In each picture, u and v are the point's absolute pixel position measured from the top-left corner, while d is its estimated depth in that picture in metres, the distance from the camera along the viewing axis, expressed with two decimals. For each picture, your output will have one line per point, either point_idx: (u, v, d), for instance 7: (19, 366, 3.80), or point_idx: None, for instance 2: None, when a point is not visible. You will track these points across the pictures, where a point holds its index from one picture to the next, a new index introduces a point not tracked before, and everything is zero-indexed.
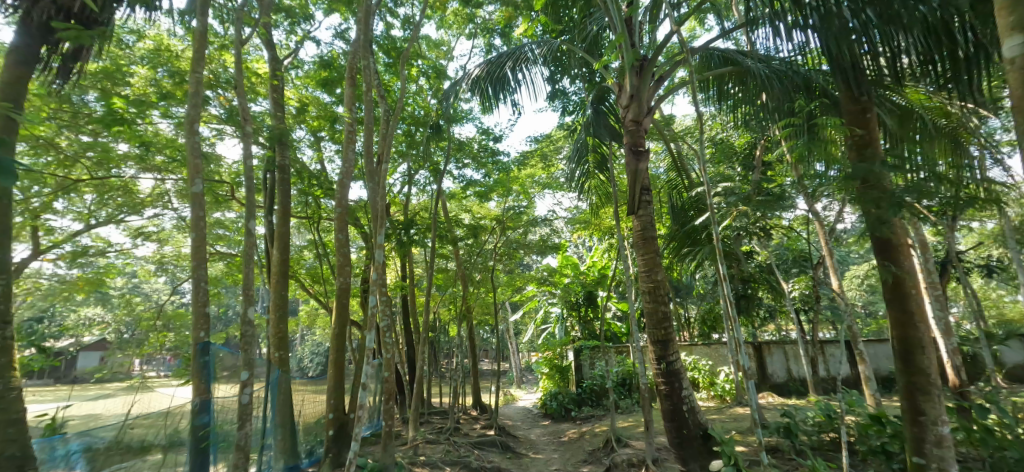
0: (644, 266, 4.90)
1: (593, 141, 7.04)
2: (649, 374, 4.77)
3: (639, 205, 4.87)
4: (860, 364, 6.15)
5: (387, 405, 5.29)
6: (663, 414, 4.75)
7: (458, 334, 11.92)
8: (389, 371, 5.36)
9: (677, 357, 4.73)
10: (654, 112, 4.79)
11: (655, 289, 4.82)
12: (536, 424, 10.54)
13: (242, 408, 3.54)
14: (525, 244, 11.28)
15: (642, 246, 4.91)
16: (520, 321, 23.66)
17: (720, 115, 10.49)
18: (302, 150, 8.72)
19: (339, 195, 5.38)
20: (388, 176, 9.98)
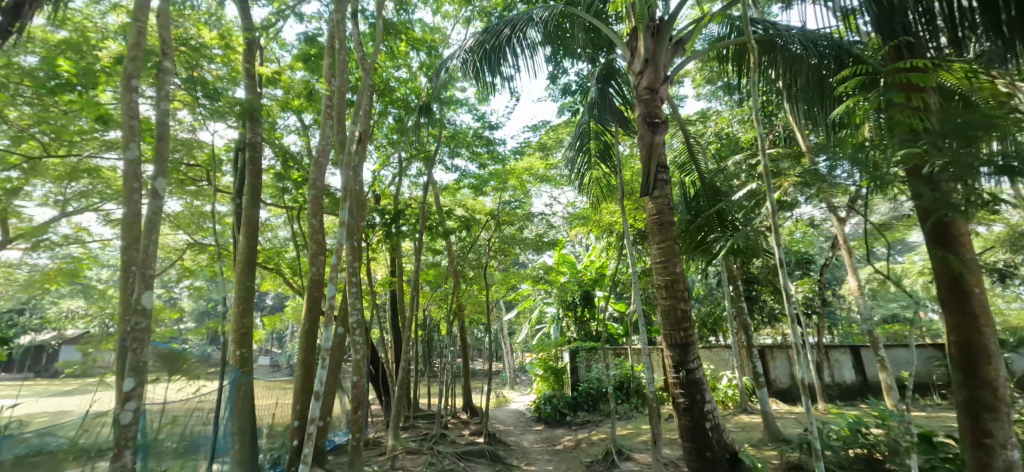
0: (660, 257, 4.40)
1: (596, 126, 6.54)
2: (666, 384, 4.25)
3: (655, 185, 4.38)
4: (881, 371, 5.66)
5: (358, 414, 4.75)
6: (682, 432, 4.24)
7: (449, 333, 11.41)
8: (359, 374, 4.80)
9: (698, 362, 4.23)
10: (672, 79, 4.30)
11: (674, 282, 4.32)
12: (529, 429, 10.01)
13: (122, 430, 2.86)
14: (521, 240, 10.79)
15: (659, 233, 4.40)
16: (514, 322, 23.23)
17: (727, 109, 10.03)
18: (286, 135, 8.21)
19: (314, 176, 4.84)
20: (378, 165, 9.47)
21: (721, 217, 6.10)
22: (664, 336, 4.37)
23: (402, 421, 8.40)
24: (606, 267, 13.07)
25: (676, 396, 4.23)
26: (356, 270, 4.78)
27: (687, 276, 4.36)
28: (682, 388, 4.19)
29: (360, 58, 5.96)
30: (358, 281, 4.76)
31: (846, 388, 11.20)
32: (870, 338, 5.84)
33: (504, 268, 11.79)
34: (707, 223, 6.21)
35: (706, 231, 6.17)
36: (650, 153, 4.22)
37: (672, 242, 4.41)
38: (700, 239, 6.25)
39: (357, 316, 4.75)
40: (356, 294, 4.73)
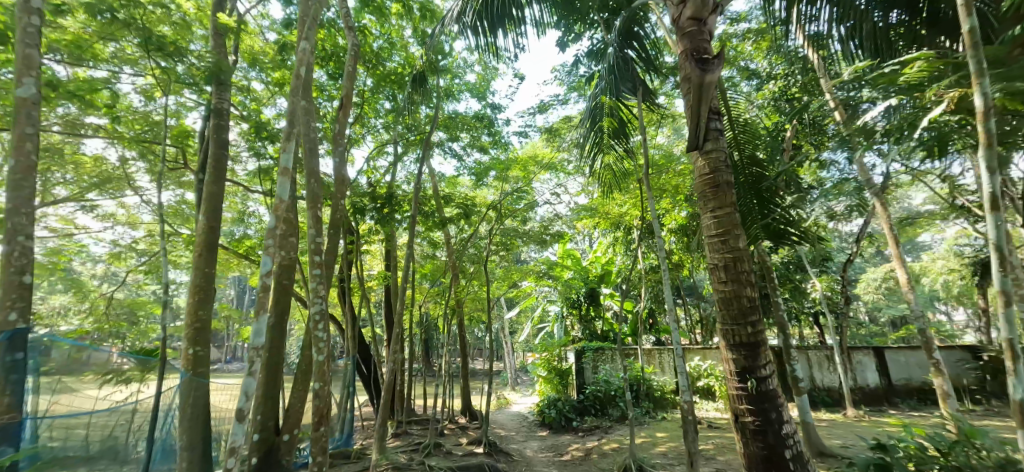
0: (717, 230, 3.52)
1: (610, 102, 5.89)
2: (733, 397, 3.29)
3: (707, 134, 3.61)
4: (936, 377, 4.96)
5: (318, 429, 4.06)
6: (747, 461, 3.29)
7: (448, 331, 10.76)
8: (320, 382, 4.11)
9: (770, 369, 3.30)
10: (721, 10, 3.70)
11: (735, 263, 3.43)
12: (531, 435, 9.31)
13: None
14: (524, 232, 10.13)
15: (715, 196, 3.56)
16: (516, 321, 22.66)
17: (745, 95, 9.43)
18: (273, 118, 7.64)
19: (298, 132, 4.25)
20: (372, 150, 8.82)
21: (764, 199, 5.55)
22: (723, 333, 3.45)
23: (394, 428, 7.72)
24: (613, 263, 12.52)
25: (743, 413, 3.28)
26: (322, 248, 4.22)
27: (751, 257, 3.48)
28: (750, 400, 3.26)
29: (345, 21, 5.31)
30: (323, 263, 4.16)
31: (871, 392, 10.49)
32: (923, 339, 5.18)
33: (507, 263, 11.11)
34: (749, 206, 5.62)
35: (749, 218, 5.60)
36: (701, 94, 3.50)
37: (734, 214, 3.54)
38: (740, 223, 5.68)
39: (321, 306, 4.08)
40: (322, 280, 4.09)
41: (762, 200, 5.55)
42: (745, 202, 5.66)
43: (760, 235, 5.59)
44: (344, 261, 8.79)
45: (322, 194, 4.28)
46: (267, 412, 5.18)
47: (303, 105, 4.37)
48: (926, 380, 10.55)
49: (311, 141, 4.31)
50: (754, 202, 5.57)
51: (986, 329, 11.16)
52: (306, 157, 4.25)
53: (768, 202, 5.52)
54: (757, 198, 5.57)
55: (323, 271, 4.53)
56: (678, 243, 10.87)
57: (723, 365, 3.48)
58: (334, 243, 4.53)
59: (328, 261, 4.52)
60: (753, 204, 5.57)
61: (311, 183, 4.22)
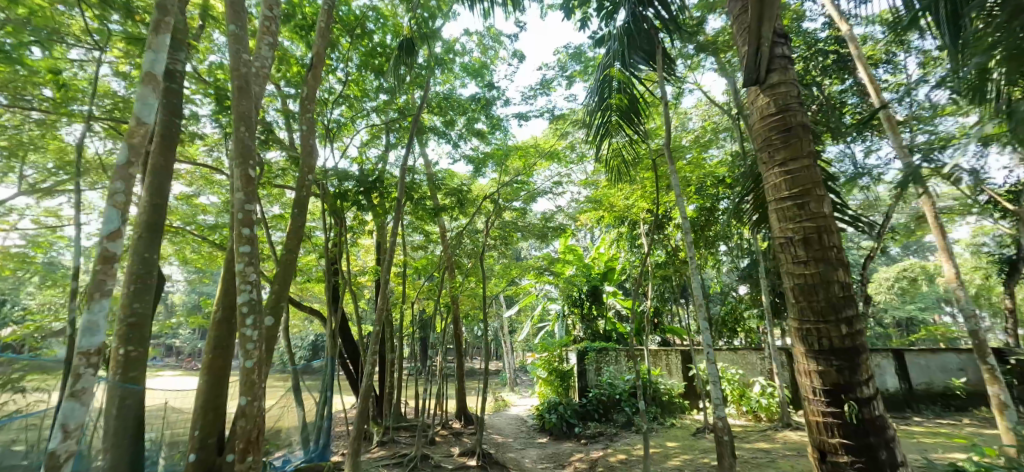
0: (793, 188, 2.82)
1: (618, 76, 5.36)
2: (830, 429, 2.54)
3: (772, 65, 3.00)
4: (990, 384, 4.37)
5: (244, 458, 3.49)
6: None
7: (443, 330, 10.18)
8: (248, 396, 3.53)
9: (872, 389, 2.56)
10: None
11: (819, 235, 2.70)
12: (530, 442, 8.66)
13: None
14: (523, 225, 9.58)
15: (787, 142, 2.87)
16: (514, 320, 21.97)
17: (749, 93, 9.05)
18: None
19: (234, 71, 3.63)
20: (361, 135, 8.24)
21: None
22: (801, 337, 2.73)
23: (379, 434, 7.14)
24: (616, 260, 12.17)
25: (834, 449, 2.53)
26: (252, 219, 3.62)
27: (839, 229, 2.74)
28: (843, 429, 2.52)
29: None
30: (253, 238, 3.61)
31: (890, 397, 9.92)
32: (972, 342, 4.58)
33: (506, 258, 10.51)
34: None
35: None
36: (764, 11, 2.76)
37: (812, 171, 2.81)
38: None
39: (249, 296, 3.57)
40: (253, 261, 3.60)
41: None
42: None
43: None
44: (331, 254, 8.25)
45: (253, 148, 3.67)
46: (212, 427, 4.62)
47: (234, 39, 3.69)
48: (948, 385, 9.96)
49: (246, 81, 3.68)
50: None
51: (1011, 331, 10.58)
52: (235, 97, 3.61)
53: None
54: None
55: (280, 259, 3.95)
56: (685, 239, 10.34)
57: (805, 383, 2.73)
58: (293, 225, 3.95)
59: (286, 244, 3.94)
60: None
61: (241, 132, 3.61)
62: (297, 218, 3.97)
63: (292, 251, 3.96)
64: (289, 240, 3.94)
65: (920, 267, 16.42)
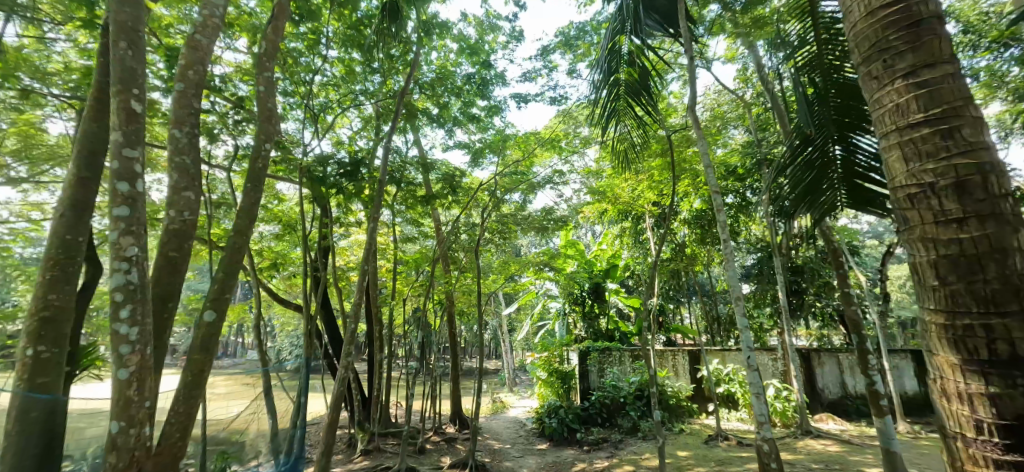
0: (925, 104, 1.70)
1: (626, 47, 4.89)
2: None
3: None
4: None
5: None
6: None
7: (438, 329, 9.63)
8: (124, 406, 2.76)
9: None
10: None
11: (986, 180, 1.56)
12: (528, 448, 8.09)
13: None
14: (522, 217, 9.04)
15: (908, 36, 1.77)
16: (513, 318, 21.45)
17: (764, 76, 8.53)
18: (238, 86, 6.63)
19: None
20: (349, 120, 7.68)
21: (822, 139, 3.26)
22: (947, 339, 1.59)
23: (363, 442, 6.59)
24: (620, 257, 11.64)
25: None
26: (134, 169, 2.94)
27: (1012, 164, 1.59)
28: None
29: None
30: (130, 196, 2.92)
31: (910, 401, 9.35)
32: None
33: (504, 253, 9.95)
34: (795, 150, 3.41)
35: (797, 172, 3.40)
36: None
37: (959, 81, 1.69)
38: (787, 178, 3.48)
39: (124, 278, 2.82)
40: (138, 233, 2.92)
41: (837, 140, 3.21)
42: (791, 145, 3.45)
43: (809, 201, 3.35)
44: (317, 248, 7.70)
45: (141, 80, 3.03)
46: None
47: None
48: None
49: None
50: (800, 140, 3.38)
51: None
52: (116, 4, 3.01)
53: (848, 144, 3.18)
54: (834, 138, 3.23)
55: (230, 242, 3.38)
56: (691, 234, 9.80)
57: (950, 411, 1.60)
58: (248, 201, 3.44)
59: (239, 224, 3.41)
60: (802, 143, 3.37)
61: (123, 50, 2.99)
62: (251, 191, 3.50)
63: (242, 232, 3.40)
64: (240, 218, 3.41)
65: None
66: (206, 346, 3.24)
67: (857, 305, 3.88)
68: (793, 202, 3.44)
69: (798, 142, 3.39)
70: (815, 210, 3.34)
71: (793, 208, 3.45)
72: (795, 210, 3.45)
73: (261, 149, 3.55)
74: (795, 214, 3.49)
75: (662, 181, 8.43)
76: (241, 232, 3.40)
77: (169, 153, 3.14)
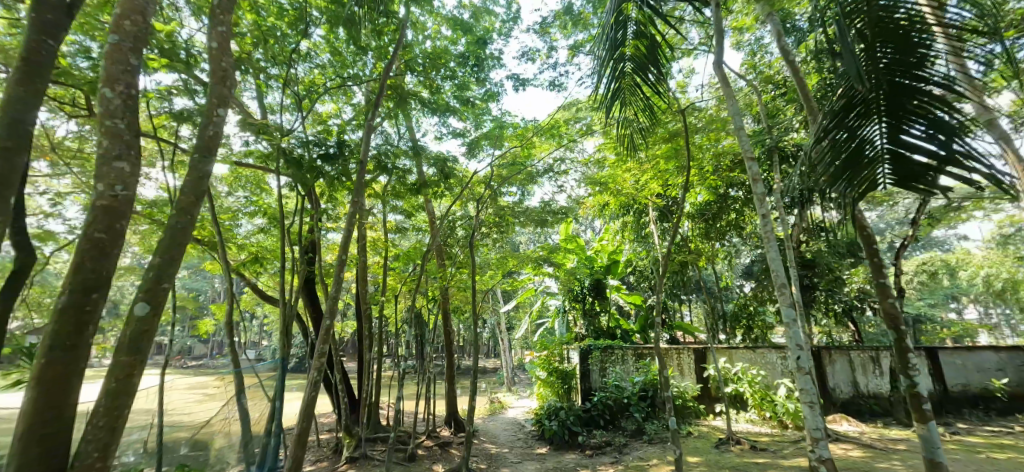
0: None
1: (634, 18, 4.55)
2: None
3: None
4: None
5: None
6: None
7: (433, 328, 9.23)
8: None
9: None
10: None
11: None
12: (527, 453, 7.68)
13: None
14: (520, 210, 8.65)
15: None
16: (512, 316, 20.98)
17: (774, 60, 8.11)
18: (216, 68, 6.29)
19: None
20: (336, 106, 7.27)
21: (869, 101, 2.80)
22: None
23: (349, 448, 6.18)
24: (621, 253, 11.30)
25: None
26: None
27: None
28: None
29: None
30: None
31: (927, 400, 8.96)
32: None
33: (501, 248, 9.53)
34: (834, 118, 2.95)
35: (837, 142, 2.92)
36: None
37: None
38: (825, 150, 2.99)
39: None
40: None
41: (886, 103, 2.75)
42: (830, 112, 2.99)
43: (851, 175, 2.84)
44: (302, 242, 7.27)
45: None
46: None
47: None
48: (987, 386, 9.06)
49: None
50: (842, 105, 2.93)
51: None
52: None
53: (897, 109, 2.71)
54: (880, 102, 2.77)
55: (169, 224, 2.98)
56: (696, 228, 9.41)
57: None
58: (195, 175, 3.09)
59: (180, 200, 3.02)
60: (844, 109, 2.90)
61: None
62: (199, 163, 3.16)
63: (184, 209, 3.00)
64: (184, 193, 3.03)
65: (940, 262, 15.65)
66: (134, 346, 2.81)
67: (895, 298, 3.45)
68: (831, 177, 2.93)
69: (839, 108, 2.93)
70: (856, 186, 2.82)
71: (830, 185, 2.95)
72: (832, 187, 2.94)
73: (212, 115, 3.27)
74: (831, 193, 2.97)
75: (667, 171, 8.03)
76: (185, 209, 3.01)
77: (98, 116, 2.93)
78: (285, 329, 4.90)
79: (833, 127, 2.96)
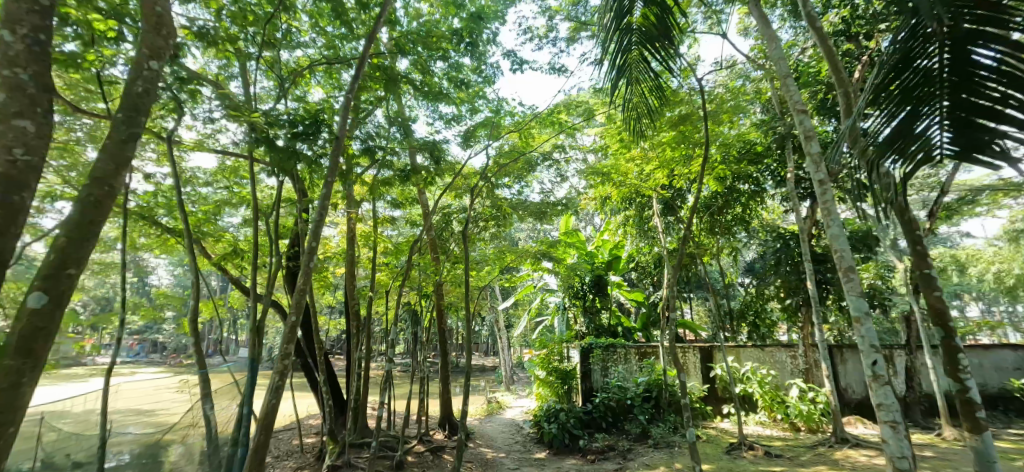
0: None
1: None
2: None
3: None
4: None
5: None
6: None
7: (428, 325, 8.83)
8: None
9: None
10: None
11: None
12: (525, 457, 7.29)
13: None
14: (517, 202, 8.25)
15: None
16: (510, 313, 20.49)
17: (788, 44, 7.69)
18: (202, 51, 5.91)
19: None
20: (323, 89, 6.83)
21: (927, 55, 2.41)
22: None
23: (333, 454, 5.79)
24: (623, 248, 10.92)
25: None
26: None
27: None
28: None
29: None
30: None
31: None
32: None
33: (498, 242, 9.11)
34: (889, 76, 2.57)
35: (890, 105, 2.55)
36: None
37: None
38: (877, 114, 2.63)
39: None
40: None
41: (951, 53, 2.34)
42: (884, 69, 2.60)
43: (901, 146, 2.50)
44: (288, 236, 6.86)
45: None
46: None
47: None
48: (1004, 386, 8.69)
49: None
50: (899, 58, 2.52)
51: None
52: None
53: (964, 61, 2.30)
54: (944, 54, 2.36)
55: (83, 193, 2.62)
56: (700, 222, 9.02)
57: None
58: (118, 139, 2.77)
59: (99, 166, 2.69)
60: (900, 65, 2.51)
61: None
62: (124, 124, 2.80)
63: (106, 176, 2.70)
64: (103, 160, 2.70)
65: (948, 258, 15.28)
66: (38, 334, 2.43)
67: (942, 290, 3.13)
68: (879, 148, 2.61)
69: (894, 63, 2.53)
70: (906, 158, 2.48)
71: (877, 156, 2.62)
72: (880, 160, 2.62)
73: (141, 67, 2.94)
74: (879, 166, 2.65)
75: (674, 161, 7.64)
76: (101, 179, 2.67)
77: None
78: (259, 328, 4.47)
79: (887, 87, 2.58)
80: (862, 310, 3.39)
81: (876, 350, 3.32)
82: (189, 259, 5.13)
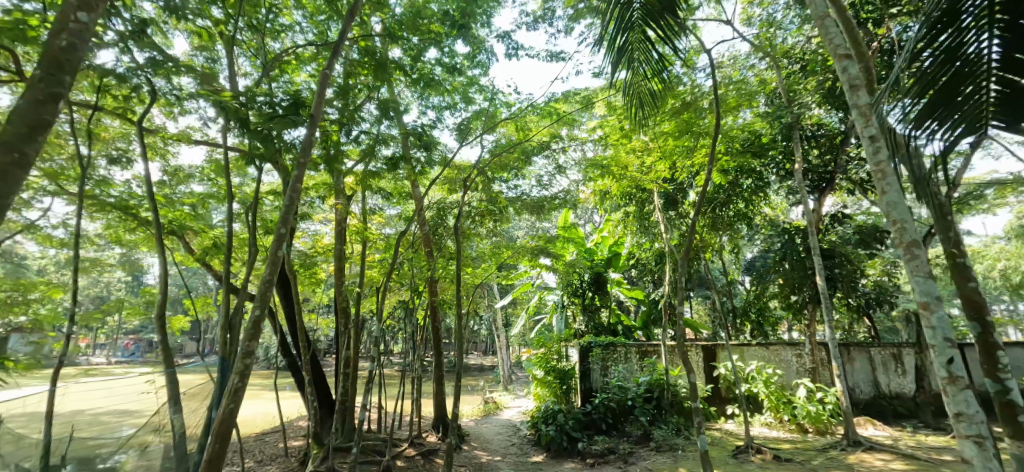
0: None
1: None
2: None
3: None
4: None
5: None
6: None
7: (422, 323, 8.56)
8: None
9: None
10: None
11: None
12: (522, 461, 7.00)
13: None
14: (513, 196, 7.98)
15: None
16: (508, 312, 20.18)
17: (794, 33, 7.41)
18: (184, 37, 5.60)
19: None
20: (310, 78, 6.53)
21: (983, 24, 2.55)
22: None
23: (319, 459, 5.50)
24: (623, 244, 10.62)
25: None
26: None
27: None
28: None
29: None
30: None
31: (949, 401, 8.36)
32: None
33: (493, 238, 8.84)
34: (929, 34, 2.61)
35: (932, 70, 2.66)
36: None
37: None
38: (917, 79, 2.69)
39: None
40: None
41: (1002, 26, 2.53)
42: (922, 27, 2.62)
43: (944, 115, 2.70)
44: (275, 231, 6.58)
45: None
46: None
47: None
48: None
49: None
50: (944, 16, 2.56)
51: None
52: None
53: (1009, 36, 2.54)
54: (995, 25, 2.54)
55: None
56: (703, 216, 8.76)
57: None
58: (35, 101, 2.65)
59: (13, 129, 2.57)
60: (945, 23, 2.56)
61: None
62: (45, 83, 2.69)
63: (22, 140, 2.58)
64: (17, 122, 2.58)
65: None
66: None
67: (975, 282, 3.38)
68: (917, 115, 2.74)
69: (939, 19, 2.56)
70: (949, 128, 2.70)
71: (916, 122, 2.74)
72: (915, 127, 2.76)
73: (67, 20, 2.80)
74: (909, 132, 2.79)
75: (675, 152, 7.38)
76: (11, 143, 2.55)
77: None
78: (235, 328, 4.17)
79: (923, 50, 2.65)
80: (930, 295, 2.82)
81: (953, 344, 2.71)
82: (164, 254, 4.83)
